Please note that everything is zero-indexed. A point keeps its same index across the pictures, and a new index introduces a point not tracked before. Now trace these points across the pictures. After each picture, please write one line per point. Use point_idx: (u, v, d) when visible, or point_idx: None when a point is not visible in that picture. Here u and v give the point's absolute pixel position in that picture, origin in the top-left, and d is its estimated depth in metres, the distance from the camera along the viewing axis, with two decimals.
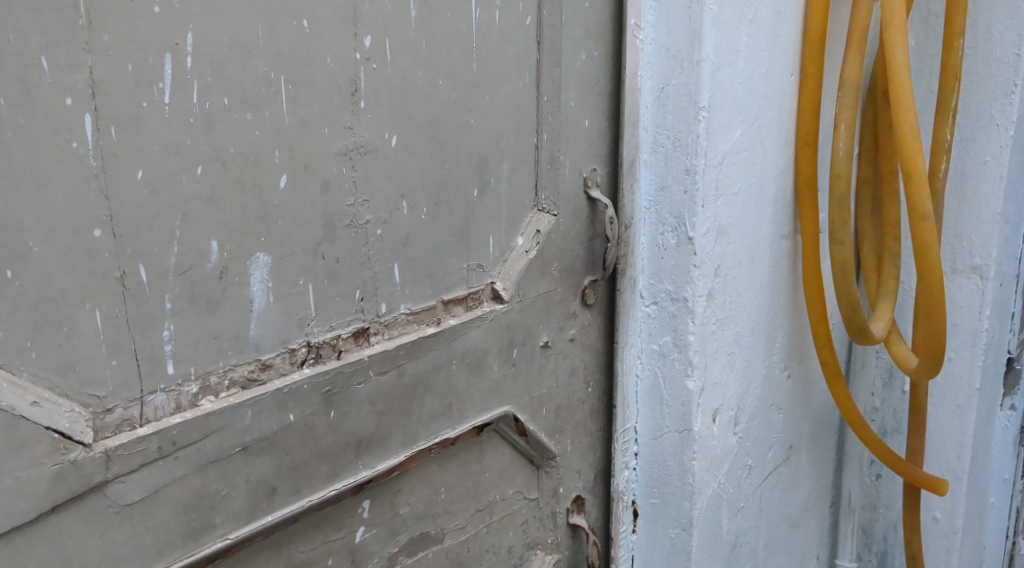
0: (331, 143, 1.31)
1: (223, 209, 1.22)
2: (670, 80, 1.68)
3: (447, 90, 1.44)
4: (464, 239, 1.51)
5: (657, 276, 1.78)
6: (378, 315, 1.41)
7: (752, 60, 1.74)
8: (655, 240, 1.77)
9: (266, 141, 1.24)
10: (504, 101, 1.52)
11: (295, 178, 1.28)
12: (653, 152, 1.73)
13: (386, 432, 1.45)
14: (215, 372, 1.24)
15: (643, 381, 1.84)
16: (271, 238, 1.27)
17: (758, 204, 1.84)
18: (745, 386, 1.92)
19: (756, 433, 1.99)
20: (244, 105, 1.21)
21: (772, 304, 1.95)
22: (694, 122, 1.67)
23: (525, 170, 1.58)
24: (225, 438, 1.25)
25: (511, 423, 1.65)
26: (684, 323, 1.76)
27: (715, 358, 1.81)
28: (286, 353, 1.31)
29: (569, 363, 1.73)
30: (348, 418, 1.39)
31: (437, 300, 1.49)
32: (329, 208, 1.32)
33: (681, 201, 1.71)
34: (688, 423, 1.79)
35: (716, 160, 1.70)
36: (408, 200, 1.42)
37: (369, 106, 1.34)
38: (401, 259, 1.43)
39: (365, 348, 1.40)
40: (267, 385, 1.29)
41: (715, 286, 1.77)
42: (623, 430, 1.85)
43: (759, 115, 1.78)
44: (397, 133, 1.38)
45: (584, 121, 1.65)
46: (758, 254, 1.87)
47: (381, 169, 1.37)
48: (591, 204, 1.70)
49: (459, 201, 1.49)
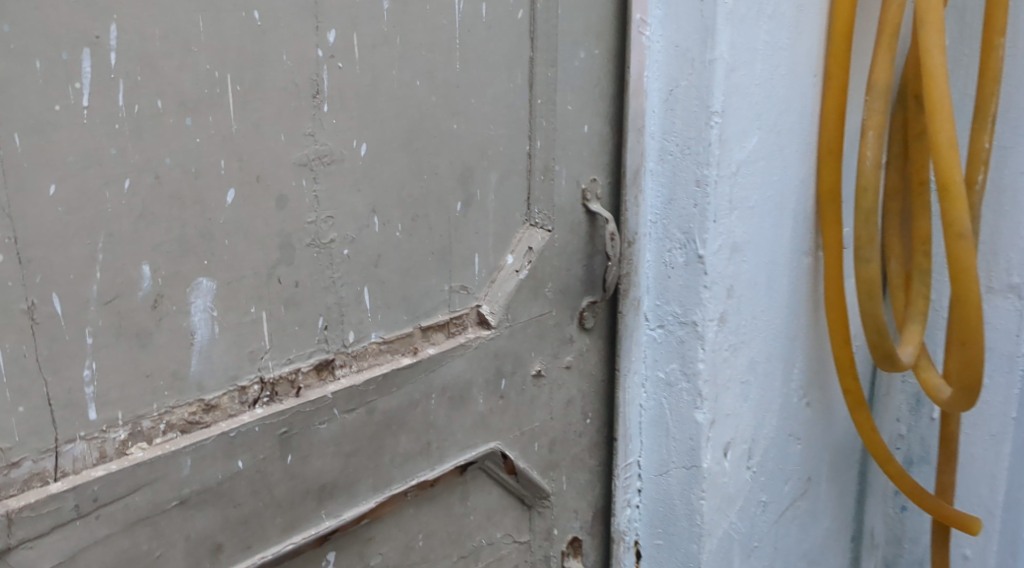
0: (287, 151, 1.15)
1: (155, 228, 1.06)
2: (680, 81, 1.51)
3: (425, 92, 1.28)
4: (445, 259, 1.36)
5: (663, 296, 1.60)
6: (344, 345, 1.26)
7: (770, 61, 1.57)
8: (660, 257, 1.59)
9: (210, 150, 1.08)
10: (491, 105, 1.36)
11: (244, 192, 1.12)
12: (660, 160, 1.56)
13: (353, 475, 1.29)
14: (148, 416, 1.09)
15: (647, 412, 1.66)
16: (217, 261, 1.11)
17: (775, 217, 1.67)
18: (760, 418, 1.75)
19: (772, 467, 1.82)
20: (182, 109, 1.05)
21: (791, 327, 1.78)
22: (705, 128, 1.50)
23: (514, 182, 1.41)
24: (159, 492, 1.09)
25: (499, 460, 1.48)
26: (693, 349, 1.59)
27: (726, 388, 1.65)
28: (235, 392, 1.16)
29: (565, 393, 1.55)
30: (308, 462, 1.23)
31: (414, 328, 1.34)
32: (286, 225, 1.17)
33: (690, 215, 1.54)
34: (696, 459, 1.62)
35: (729, 170, 1.54)
36: (380, 215, 1.26)
37: (334, 109, 1.18)
38: (371, 282, 1.27)
39: (328, 383, 1.25)
40: (210, 429, 1.13)
41: (727, 308, 1.60)
42: (625, 466, 1.66)
43: (778, 119, 1.62)
44: (367, 141, 1.22)
45: (583, 126, 1.47)
46: (775, 273, 1.71)
47: (347, 182, 1.22)
48: (590, 219, 1.52)
49: (437, 216, 1.33)
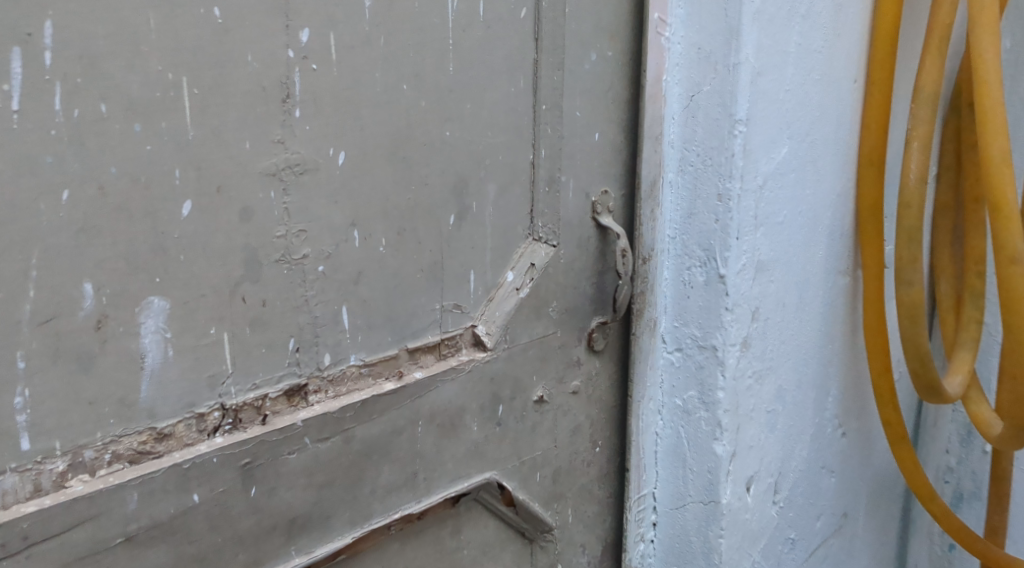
0: (253, 160, 1.06)
1: (99, 244, 0.98)
2: (701, 86, 1.39)
3: (414, 97, 1.17)
4: (436, 276, 1.26)
5: (681, 318, 1.48)
6: (319, 369, 1.17)
7: (803, 64, 1.45)
8: (679, 275, 1.47)
9: (162, 158, 0.99)
10: (490, 110, 1.25)
11: (202, 204, 1.03)
12: (679, 171, 1.44)
13: (328, 508, 1.20)
14: (91, 446, 1.01)
15: (663, 440, 1.55)
16: (171, 279, 1.03)
17: (808, 234, 1.55)
18: (789, 449, 1.63)
19: (801, 501, 1.69)
20: (130, 114, 0.97)
21: (825, 351, 1.65)
22: (728, 137, 1.38)
23: (515, 194, 1.31)
24: (101, 528, 1.02)
25: (496, 491, 1.38)
26: (712, 376, 1.47)
27: (750, 418, 1.53)
28: (192, 419, 1.08)
29: (571, 420, 1.44)
30: (275, 495, 1.15)
31: (399, 350, 1.24)
32: (251, 240, 1.08)
33: (711, 231, 1.42)
34: (715, 494, 1.50)
35: (754, 183, 1.41)
36: (361, 229, 1.16)
37: (306, 115, 1.08)
38: (350, 300, 1.18)
39: (300, 410, 1.16)
40: (163, 459, 1.06)
41: (751, 332, 1.48)
42: (639, 498, 1.55)
43: (812, 127, 1.50)
44: (345, 149, 1.13)
45: (594, 134, 1.36)
46: (807, 294, 1.58)
47: (323, 194, 1.12)
48: (600, 233, 1.40)
49: (427, 231, 1.23)
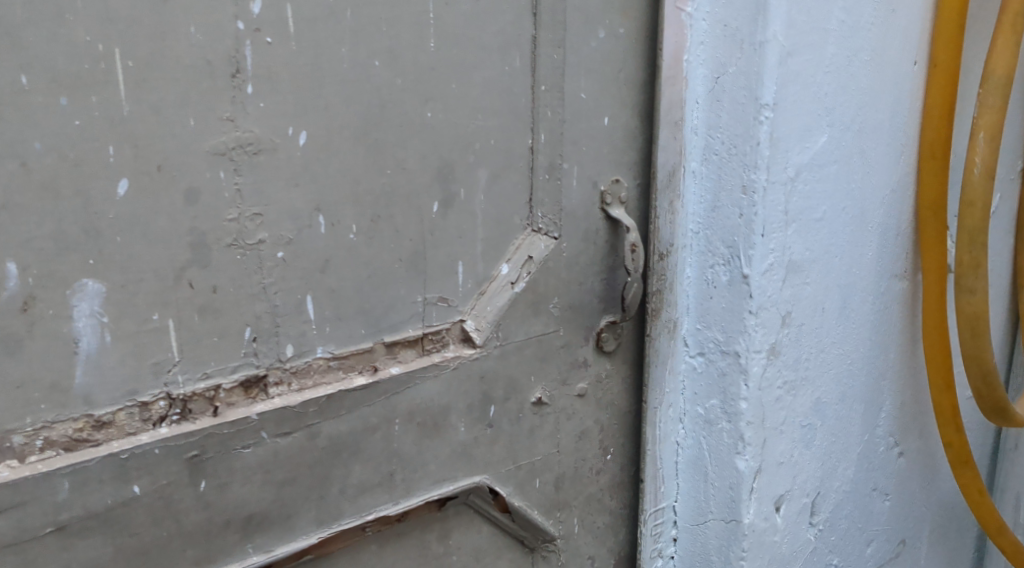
0: (198, 139, 1.00)
1: (24, 222, 0.95)
2: (727, 67, 1.27)
3: (389, 74, 1.09)
4: (418, 267, 1.17)
5: (704, 320, 1.37)
6: (281, 360, 1.11)
7: (847, 44, 1.31)
8: (703, 274, 1.36)
9: (93, 133, 0.96)
10: (480, 90, 1.16)
11: (140, 183, 0.98)
12: (704, 160, 1.32)
13: (289, 506, 1.14)
14: (20, 431, 0.98)
15: (685, 451, 1.43)
16: (107, 262, 0.99)
17: (854, 232, 1.40)
18: (829, 467, 1.49)
19: (845, 524, 1.55)
20: (55, 86, 0.94)
21: (876, 362, 1.51)
22: (753, 124, 1.26)
23: (511, 181, 1.22)
24: (29, 515, 0.99)
25: (488, 496, 1.29)
26: (735, 385, 1.35)
27: (781, 432, 1.40)
28: (134, 408, 1.03)
29: (576, 424, 1.35)
30: (227, 490, 1.09)
31: (375, 344, 1.17)
32: (198, 222, 1.02)
33: (735, 227, 1.30)
34: (736, 512, 1.38)
35: (784, 175, 1.29)
36: (328, 215, 1.09)
37: (260, 92, 1.02)
38: (315, 290, 1.11)
39: (257, 403, 1.10)
40: (99, 448, 1.02)
41: (782, 339, 1.35)
42: (656, 511, 1.44)
43: (859, 115, 1.36)
44: (307, 128, 1.06)
45: (603, 118, 1.26)
46: (853, 300, 1.44)
47: (282, 176, 1.05)
48: (611, 225, 1.31)
49: (407, 218, 1.15)
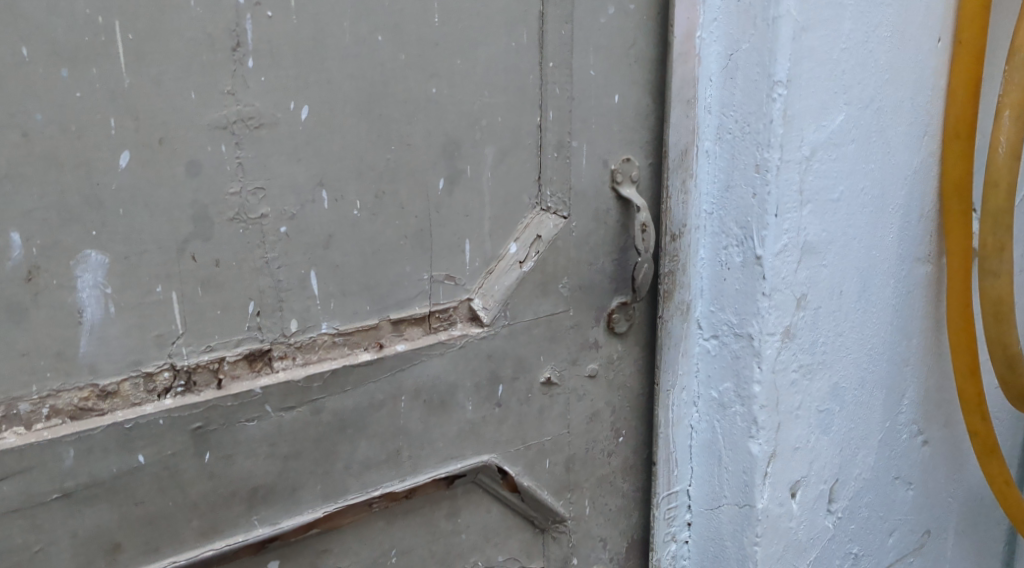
0: (199, 112, 1.02)
1: (27, 193, 0.97)
2: (740, 43, 1.25)
3: (391, 49, 1.10)
4: (423, 244, 1.17)
5: (717, 302, 1.35)
6: (285, 334, 1.11)
7: (866, 20, 1.28)
8: (717, 255, 1.34)
9: (94, 106, 0.98)
10: (486, 66, 1.17)
11: (142, 156, 1.00)
12: (717, 139, 1.31)
13: (295, 480, 1.14)
14: (26, 399, 1.00)
15: (699, 434, 1.42)
16: (109, 233, 1.00)
17: (874, 214, 1.38)
18: (850, 455, 1.46)
19: (868, 514, 1.52)
20: (56, 59, 0.96)
21: (898, 348, 1.48)
22: (766, 101, 1.24)
23: (518, 159, 1.21)
24: (35, 482, 1.00)
25: (497, 475, 1.29)
26: (749, 367, 1.33)
27: (798, 417, 1.38)
28: (139, 378, 1.05)
29: (587, 405, 1.35)
30: (232, 463, 1.10)
31: (380, 321, 1.17)
32: (200, 195, 1.04)
33: (748, 206, 1.29)
34: (750, 497, 1.37)
35: (800, 154, 1.27)
36: (331, 190, 1.10)
37: (260, 66, 1.04)
38: (319, 265, 1.11)
39: (262, 377, 1.11)
40: (105, 418, 1.03)
41: (798, 322, 1.33)
42: (669, 495, 1.43)
43: (879, 93, 1.33)
44: (308, 103, 1.07)
45: (613, 96, 1.26)
46: (874, 284, 1.41)
47: (284, 150, 1.07)
48: (622, 205, 1.30)
49: (411, 194, 1.15)
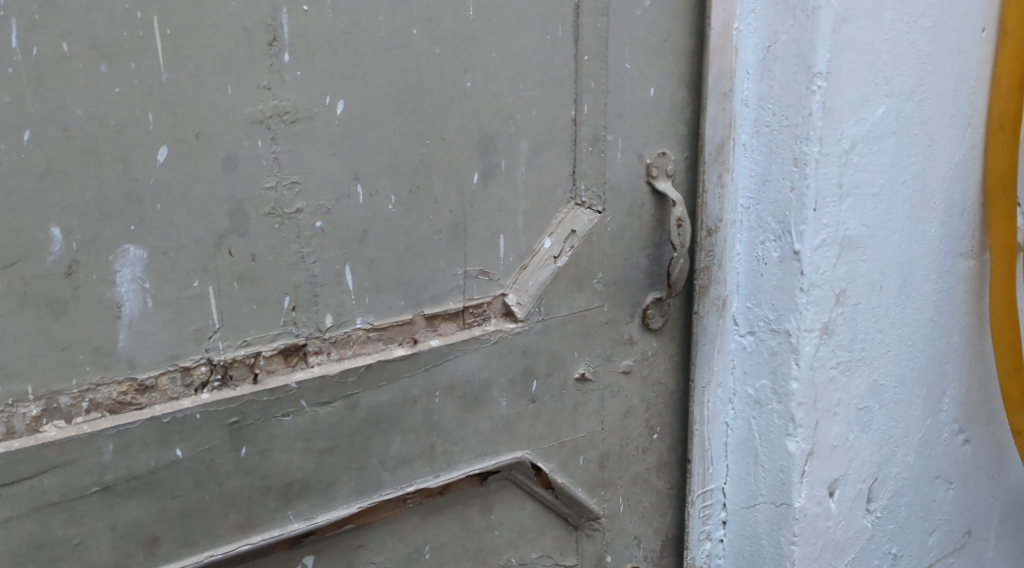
0: (236, 107, 1.02)
1: (67, 188, 0.97)
2: (779, 35, 1.24)
3: (426, 42, 1.10)
4: (458, 239, 1.17)
5: (754, 298, 1.34)
6: (320, 329, 1.11)
7: (907, 10, 1.27)
8: (753, 250, 1.33)
9: (132, 101, 0.98)
10: (521, 60, 1.16)
11: (179, 150, 1.00)
12: (754, 132, 1.29)
13: (330, 475, 1.14)
14: (65, 393, 1.00)
15: (735, 432, 1.41)
16: (147, 227, 1.00)
17: (915, 209, 1.36)
18: (889, 453, 1.45)
19: (907, 513, 1.50)
20: (95, 55, 0.96)
21: (939, 344, 1.46)
22: (805, 94, 1.23)
23: (553, 153, 1.21)
24: (75, 475, 1.00)
25: (531, 472, 1.28)
26: (786, 364, 1.32)
27: (836, 415, 1.36)
28: (176, 373, 1.05)
29: (621, 402, 1.34)
30: (268, 457, 1.10)
31: (415, 316, 1.16)
32: (237, 190, 1.03)
33: (786, 201, 1.27)
34: (788, 496, 1.36)
35: (839, 147, 1.25)
36: (366, 184, 1.10)
37: (296, 60, 1.04)
38: (354, 260, 1.11)
39: (297, 372, 1.10)
40: (143, 412, 1.03)
41: (837, 318, 1.32)
42: (704, 493, 1.42)
43: (920, 85, 1.31)
44: (344, 97, 1.07)
45: (649, 90, 1.25)
46: (914, 279, 1.40)
47: (320, 144, 1.06)
48: (657, 200, 1.29)
49: (446, 189, 1.15)
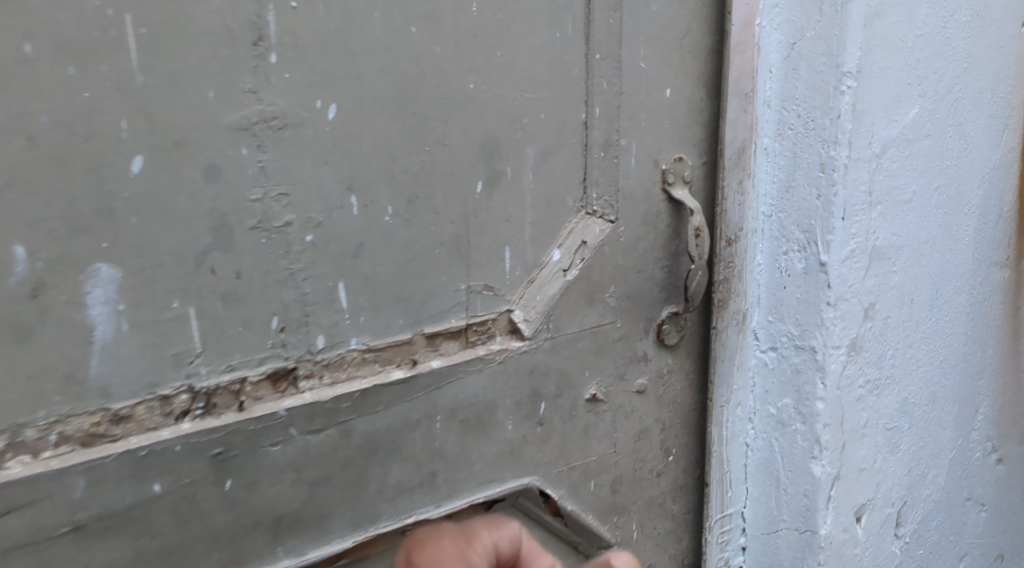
0: (218, 112, 0.93)
1: (32, 202, 0.88)
2: (805, 31, 1.16)
3: (426, 40, 1.01)
4: (460, 252, 1.08)
5: (776, 311, 1.26)
6: (311, 351, 1.03)
7: (942, 5, 1.19)
8: (775, 261, 1.25)
9: (104, 106, 0.89)
10: (529, 59, 1.07)
11: (156, 160, 0.92)
12: (777, 136, 1.21)
13: (324, 508, 1.05)
14: (32, 425, 0.91)
15: (755, 453, 1.33)
16: (122, 244, 0.92)
17: (946, 218, 1.29)
18: (918, 475, 1.38)
19: (934, 537, 1.43)
20: (62, 56, 0.87)
21: (970, 359, 1.40)
22: (833, 95, 1.15)
23: (562, 159, 1.12)
24: (44, 515, 0.92)
25: (539, 499, 1.19)
26: (811, 383, 1.24)
27: (863, 435, 1.29)
28: (155, 401, 0.96)
29: (635, 422, 1.25)
30: (256, 490, 1.01)
31: (414, 335, 1.08)
32: (220, 202, 0.95)
33: (812, 209, 1.19)
34: (812, 522, 1.28)
35: (868, 153, 1.17)
36: (361, 195, 1.01)
37: (284, 61, 0.95)
38: (348, 276, 1.03)
39: (286, 398, 1.02)
40: (118, 444, 0.94)
41: (864, 334, 1.24)
42: (723, 518, 1.33)
43: (953, 86, 1.24)
44: (336, 101, 0.98)
45: (665, 90, 1.16)
46: (944, 291, 1.32)
47: (310, 152, 0.98)
48: (673, 208, 1.21)
49: (448, 199, 1.06)
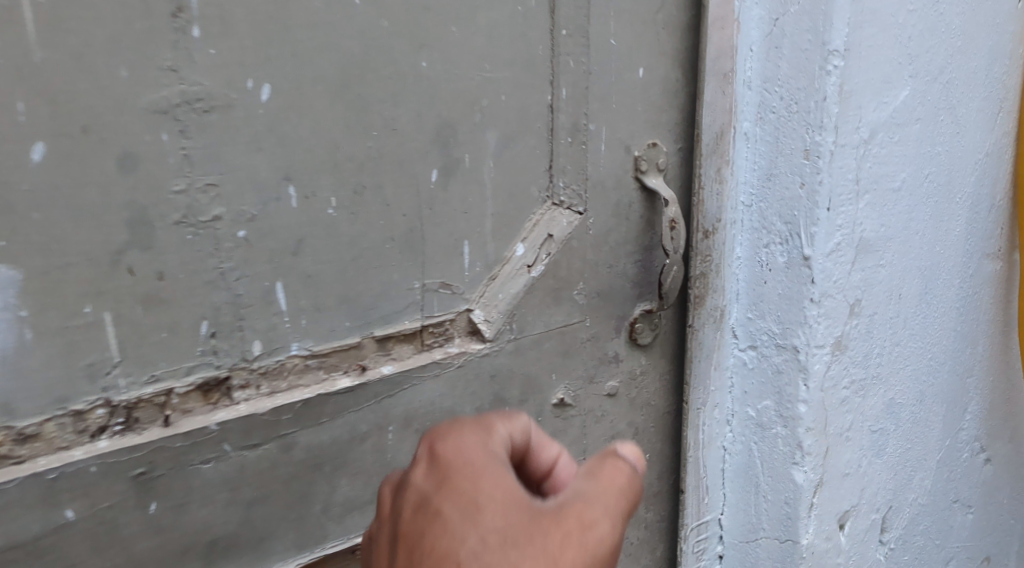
0: (133, 93, 0.83)
1: None
2: (789, 5, 1.06)
3: (372, 13, 0.91)
4: (413, 248, 0.98)
5: (757, 308, 1.16)
6: (246, 359, 0.92)
7: None
8: (756, 253, 1.15)
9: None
10: (487, 34, 0.97)
11: (61, 147, 0.81)
12: (758, 120, 1.11)
13: (262, 530, 0.95)
14: None
15: (733, 459, 1.24)
16: (24, 242, 0.81)
17: (937, 206, 1.20)
18: (903, 479, 1.29)
19: (920, 542, 1.36)
20: None
21: (959, 355, 1.31)
22: (819, 75, 1.05)
23: (526, 144, 1.02)
24: None
25: None
26: (793, 385, 1.15)
27: (847, 439, 1.20)
28: (66, 418, 0.86)
29: (606, 428, 1.16)
30: (185, 512, 0.91)
31: (363, 339, 0.98)
32: (137, 194, 0.84)
33: (795, 199, 1.10)
34: (794, 532, 1.19)
35: (855, 137, 1.08)
36: (300, 186, 0.91)
37: (209, 36, 0.85)
38: (287, 276, 0.92)
39: (219, 411, 0.92)
40: (23, 467, 0.84)
41: (850, 332, 1.15)
42: (699, 527, 1.25)
43: (946, 65, 1.15)
44: (270, 81, 0.88)
45: (637, 70, 1.07)
46: (933, 285, 1.24)
47: (241, 138, 0.88)
48: (647, 197, 1.11)
49: (399, 189, 0.96)
